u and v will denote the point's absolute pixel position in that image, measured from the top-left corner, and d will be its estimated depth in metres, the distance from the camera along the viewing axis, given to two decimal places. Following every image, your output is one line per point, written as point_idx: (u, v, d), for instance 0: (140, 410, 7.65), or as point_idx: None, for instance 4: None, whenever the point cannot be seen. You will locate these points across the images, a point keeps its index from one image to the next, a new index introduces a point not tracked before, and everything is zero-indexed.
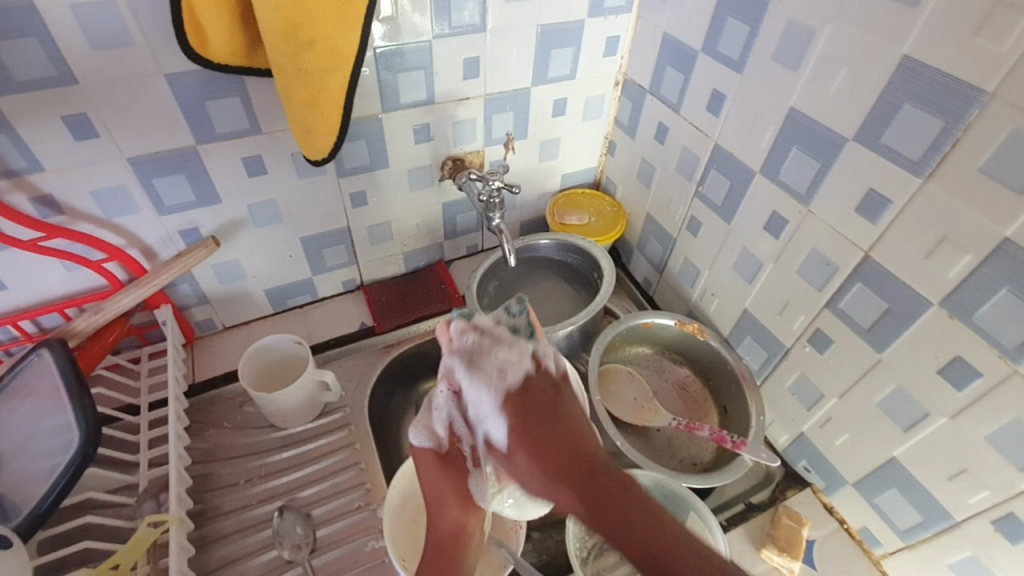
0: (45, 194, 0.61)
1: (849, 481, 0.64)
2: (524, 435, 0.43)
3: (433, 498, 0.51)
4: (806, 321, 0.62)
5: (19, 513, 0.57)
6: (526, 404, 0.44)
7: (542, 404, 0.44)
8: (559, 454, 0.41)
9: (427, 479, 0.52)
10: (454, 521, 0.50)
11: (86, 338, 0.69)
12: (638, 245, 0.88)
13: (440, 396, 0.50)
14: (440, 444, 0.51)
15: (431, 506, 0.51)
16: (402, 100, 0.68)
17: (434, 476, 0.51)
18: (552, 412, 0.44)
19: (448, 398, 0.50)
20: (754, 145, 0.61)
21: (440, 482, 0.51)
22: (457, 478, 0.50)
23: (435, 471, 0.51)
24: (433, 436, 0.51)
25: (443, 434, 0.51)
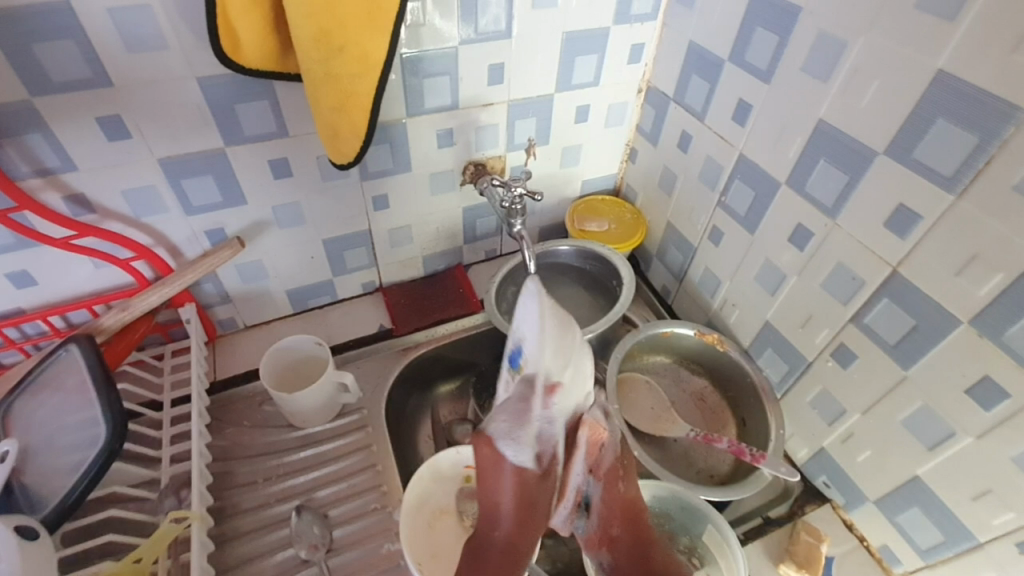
0: (77, 193, 0.62)
1: (870, 498, 0.63)
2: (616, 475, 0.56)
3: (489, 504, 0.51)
4: (829, 335, 0.61)
5: (46, 504, 0.58)
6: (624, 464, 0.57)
7: (634, 495, 0.57)
8: (627, 525, 0.56)
9: (503, 494, 0.49)
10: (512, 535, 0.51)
11: (113, 334, 0.70)
12: (657, 253, 0.87)
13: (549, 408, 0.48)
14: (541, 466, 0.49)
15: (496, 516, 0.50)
16: (426, 104, 0.69)
17: (504, 486, 0.49)
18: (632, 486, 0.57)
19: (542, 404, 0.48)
20: (780, 157, 0.61)
21: (525, 496, 0.49)
22: (527, 502, 0.49)
23: (523, 488, 0.49)
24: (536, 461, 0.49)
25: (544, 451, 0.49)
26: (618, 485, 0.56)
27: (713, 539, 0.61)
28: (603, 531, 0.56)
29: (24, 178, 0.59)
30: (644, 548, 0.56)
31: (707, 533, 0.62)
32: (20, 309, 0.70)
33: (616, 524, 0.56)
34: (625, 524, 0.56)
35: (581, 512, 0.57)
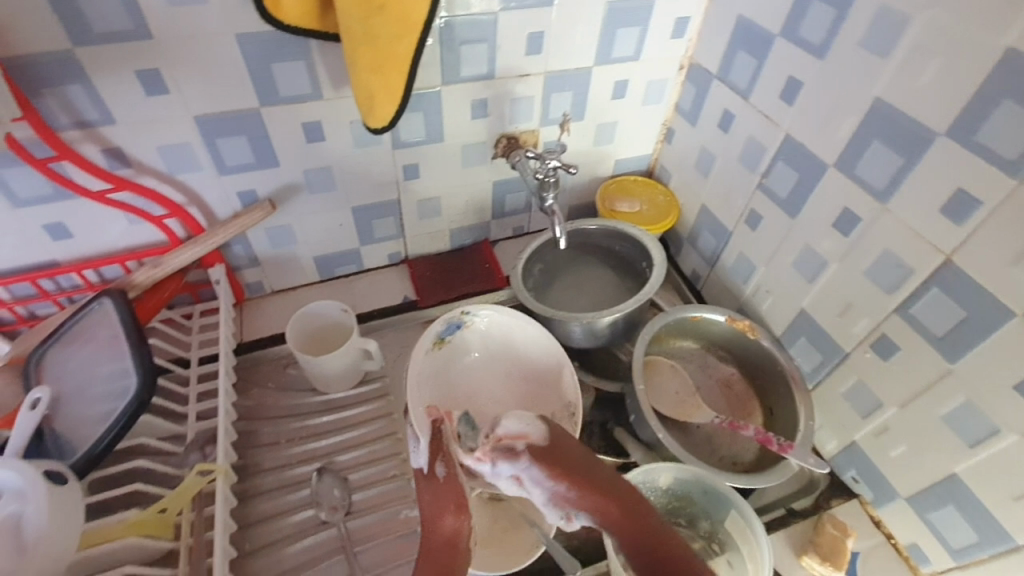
0: (115, 147, 0.62)
1: (901, 495, 0.62)
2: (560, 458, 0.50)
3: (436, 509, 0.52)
4: (869, 325, 0.59)
5: (75, 452, 0.59)
6: (561, 452, 0.51)
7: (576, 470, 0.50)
8: (619, 520, 0.48)
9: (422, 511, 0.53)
10: (453, 528, 0.51)
11: (144, 290, 0.71)
12: (689, 238, 0.85)
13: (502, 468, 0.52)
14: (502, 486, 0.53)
15: (428, 523, 0.52)
16: (462, 72, 0.68)
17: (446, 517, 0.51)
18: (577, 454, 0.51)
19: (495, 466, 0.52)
20: (829, 138, 0.58)
21: (433, 503, 0.52)
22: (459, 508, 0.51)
23: (432, 493, 0.53)
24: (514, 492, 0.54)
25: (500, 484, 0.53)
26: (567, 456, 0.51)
27: (736, 524, 0.60)
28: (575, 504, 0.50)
29: (64, 129, 0.59)
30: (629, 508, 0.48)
31: (730, 519, 0.60)
32: (55, 262, 0.71)
33: (598, 514, 0.49)
34: (612, 524, 0.48)
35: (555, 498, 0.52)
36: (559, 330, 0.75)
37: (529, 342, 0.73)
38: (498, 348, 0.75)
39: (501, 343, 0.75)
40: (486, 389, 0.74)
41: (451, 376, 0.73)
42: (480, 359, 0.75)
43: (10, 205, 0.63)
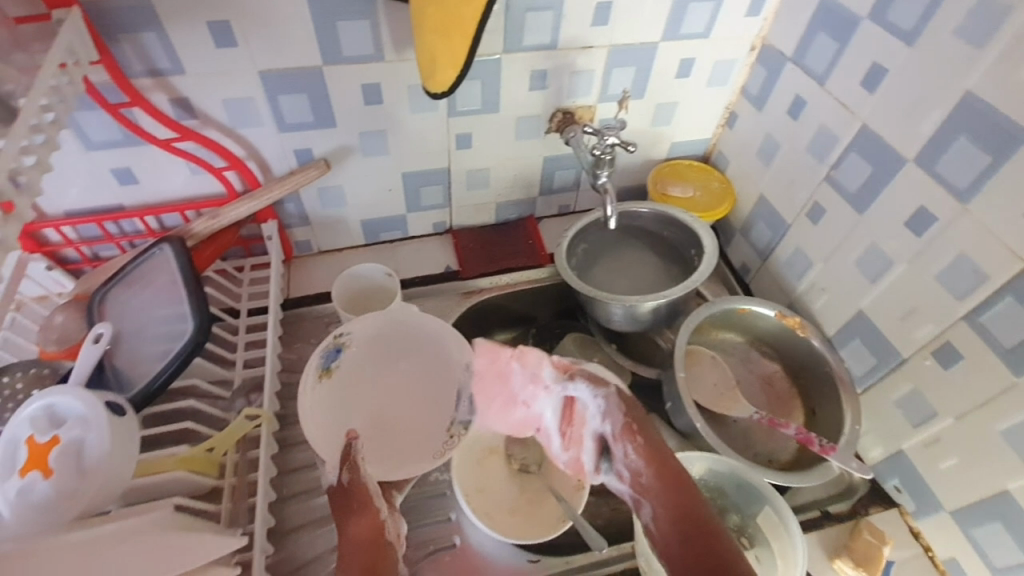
0: (183, 97, 0.64)
1: (946, 508, 0.59)
2: (632, 426, 0.54)
3: (348, 521, 0.52)
4: (933, 331, 0.56)
5: (134, 387, 0.63)
6: (637, 419, 0.54)
7: (648, 441, 0.53)
8: (660, 487, 0.50)
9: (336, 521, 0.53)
10: (363, 530, 0.51)
11: (202, 240, 0.73)
12: (742, 228, 0.82)
13: (577, 389, 0.57)
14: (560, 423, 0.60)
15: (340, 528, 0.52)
16: (525, 41, 0.66)
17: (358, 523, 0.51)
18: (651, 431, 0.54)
19: (557, 403, 0.59)
20: (911, 130, 0.55)
21: (344, 514, 0.53)
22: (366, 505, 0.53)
23: (342, 505, 0.53)
24: (564, 435, 0.59)
25: (552, 420, 0.60)
26: (634, 425, 0.54)
27: (769, 521, 0.59)
28: (625, 464, 0.53)
29: (137, 76, 0.61)
30: (675, 488, 0.49)
31: (763, 514, 0.59)
32: (121, 206, 0.74)
33: (644, 473, 0.51)
34: (652, 490, 0.50)
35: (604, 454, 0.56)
36: (600, 311, 0.74)
37: (418, 328, 0.70)
38: (370, 346, 0.70)
39: (382, 340, 0.70)
40: (402, 387, 0.70)
41: (350, 388, 0.68)
42: (375, 365, 0.70)
43: (83, 147, 0.66)
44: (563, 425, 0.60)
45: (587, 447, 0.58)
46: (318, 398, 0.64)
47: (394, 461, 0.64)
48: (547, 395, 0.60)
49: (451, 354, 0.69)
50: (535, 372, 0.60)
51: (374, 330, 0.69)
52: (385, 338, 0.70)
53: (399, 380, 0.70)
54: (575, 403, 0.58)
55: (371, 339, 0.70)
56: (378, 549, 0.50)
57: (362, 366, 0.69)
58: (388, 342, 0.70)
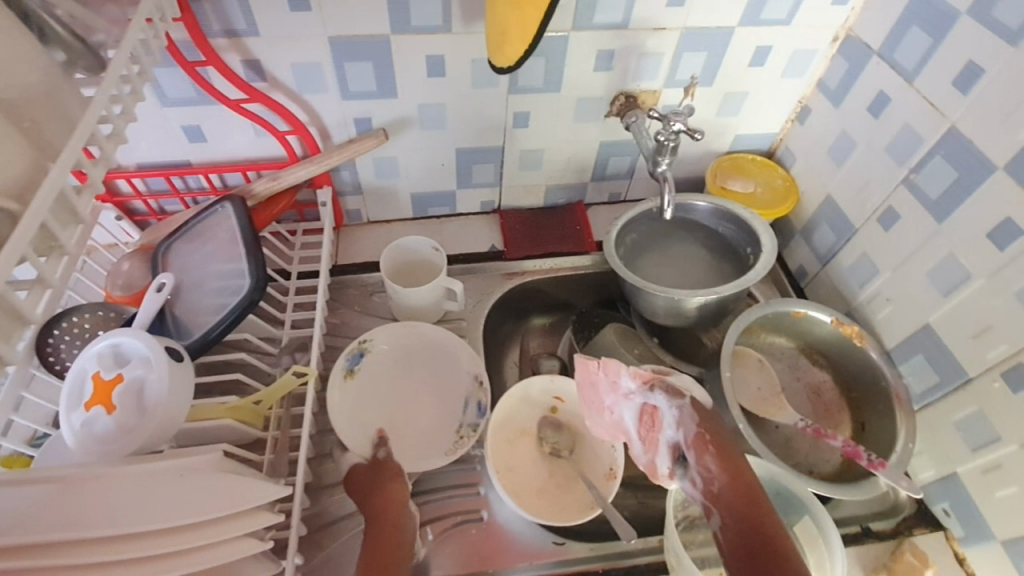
0: (254, 59, 0.66)
1: (998, 538, 0.56)
2: (711, 439, 0.56)
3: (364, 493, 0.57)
4: (1007, 352, 0.53)
5: (191, 335, 0.66)
6: (714, 434, 0.57)
7: (731, 458, 0.55)
8: (734, 499, 0.52)
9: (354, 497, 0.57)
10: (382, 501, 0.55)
11: (261, 201, 0.75)
12: (801, 230, 0.79)
13: (658, 398, 0.60)
14: (637, 427, 0.61)
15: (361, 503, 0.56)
16: (595, 19, 0.64)
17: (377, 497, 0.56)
18: (731, 449, 0.56)
19: (636, 407, 0.62)
20: (1008, 134, 0.51)
21: (364, 488, 0.57)
22: (378, 483, 0.57)
23: (364, 480, 0.58)
24: (642, 439, 0.61)
25: (629, 425, 0.62)
26: (714, 439, 0.56)
27: (805, 532, 0.57)
28: (701, 476, 0.55)
29: (214, 36, 0.63)
30: (750, 502, 0.51)
31: (799, 524, 0.58)
32: (188, 162, 0.77)
33: (719, 484, 0.53)
34: (726, 502, 0.52)
35: (680, 463, 0.58)
36: (645, 303, 0.73)
37: (434, 338, 0.71)
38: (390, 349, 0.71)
39: (399, 348, 0.71)
40: (416, 392, 0.70)
41: (368, 395, 0.67)
42: (393, 369, 0.70)
43: (159, 103, 0.69)
44: (640, 430, 0.61)
45: (662, 452, 0.59)
46: (337, 401, 0.64)
47: (408, 452, 0.65)
48: (626, 398, 0.62)
49: (460, 363, 0.70)
50: (614, 378, 0.63)
51: (387, 335, 0.70)
52: (401, 346, 0.71)
53: (414, 388, 0.70)
54: (655, 410, 0.61)
55: (389, 344, 0.70)
56: (394, 516, 0.54)
57: (380, 372, 0.69)
58: (409, 349, 0.71)
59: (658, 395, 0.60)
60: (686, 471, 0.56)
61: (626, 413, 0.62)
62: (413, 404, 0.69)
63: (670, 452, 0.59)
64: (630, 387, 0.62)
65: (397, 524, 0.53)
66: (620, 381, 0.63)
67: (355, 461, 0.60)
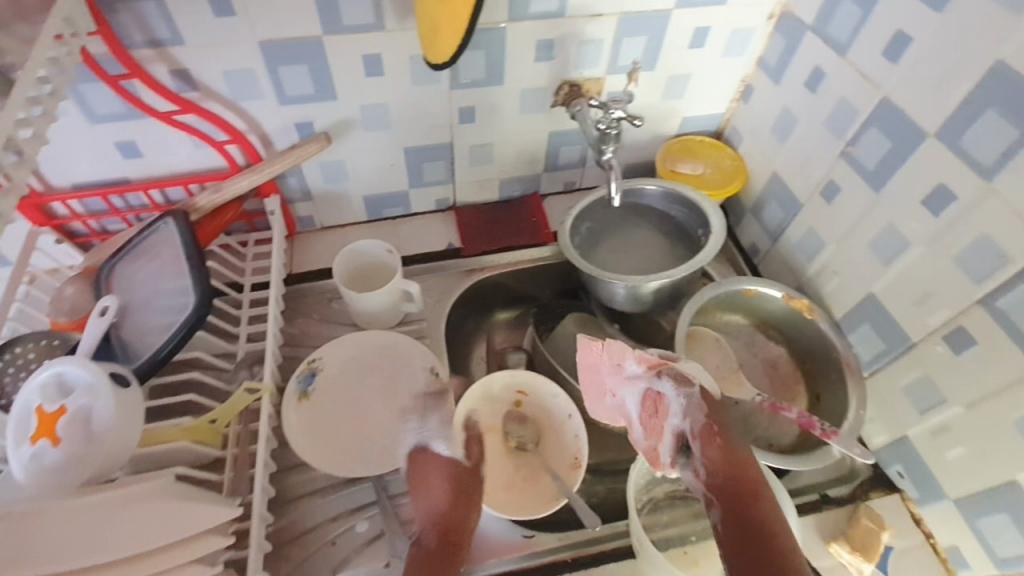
0: (183, 68, 0.63)
1: (950, 496, 0.58)
2: (716, 430, 0.55)
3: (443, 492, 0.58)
4: (947, 317, 0.54)
5: (139, 358, 0.64)
6: (720, 425, 0.56)
7: (734, 449, 0.54)
8: (735, 494, 0.51)
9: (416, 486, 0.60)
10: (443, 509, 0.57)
11: (206, 214, 0.73)
12: (752, 208, 0.80)
13: (664, 384, 0.60)
14: (641, 414, 0.61)
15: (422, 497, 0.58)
16: (531, 9, 0.64)
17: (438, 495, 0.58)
18: (733, 440, 0.55)
19: (641, 393, 0.62)
20: (935, 103, 0.52)
21: (438, 481, 0.59)
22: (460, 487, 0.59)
23: (444, 475, 0.60)
24: (644, 426, 0.61)
25: (631, 411, 0.62)
26: (718, 430, 0.55)
27: None
28: (702, 467, 0.54)
29: (137, 47, 0.60)
30: (748, 494, 0.51)
31: None
32: (126, 179, 0.74)
33: (721, 475, 0.53)
34: (727, 493, 0.51)
35: (682, 451, 0.57)
36: (603, 291, 0.73)
37: (383, 342, 0.72)
38: (341, 363, 0.71)
39: (349, 360, 0.71)
40: (373, 400, 0.70)
41: (325, 417, 0.67)
42: (346, 385, 0.70)
43: (87, 120, 0.66)
44: (643, 416, 0.61)
45: (666, 440, 0.59)
46: (296, 425, 0.65)
47: (377, 457, 0.66)
48: (631, 383, 0.63)
49: (414, 361, 0.72)
50: (619, 362, 0.64)
51: (336, 348, 0.71)
52: (351, 358, 0.71)
53: (372, 396, 0.70)
54: (660, 397, 0.60)
55: (340, 358, 0.71)
56: (455, 527, 0.55)
57: (334, 389, 0.69)
58: (358, 360, 0.71)
59: (666, 381, 0.60)
60: (689, 460, 0.56)
61: (631, 398, 0.62)
62: (373, 411, 0.69)
63: (673, 441, 0.58)
64: (636, 371, 0.63)
65: (455, 539, 0.55)
66: (626, 367, 0.64)
67: (456, 462, 0.62)
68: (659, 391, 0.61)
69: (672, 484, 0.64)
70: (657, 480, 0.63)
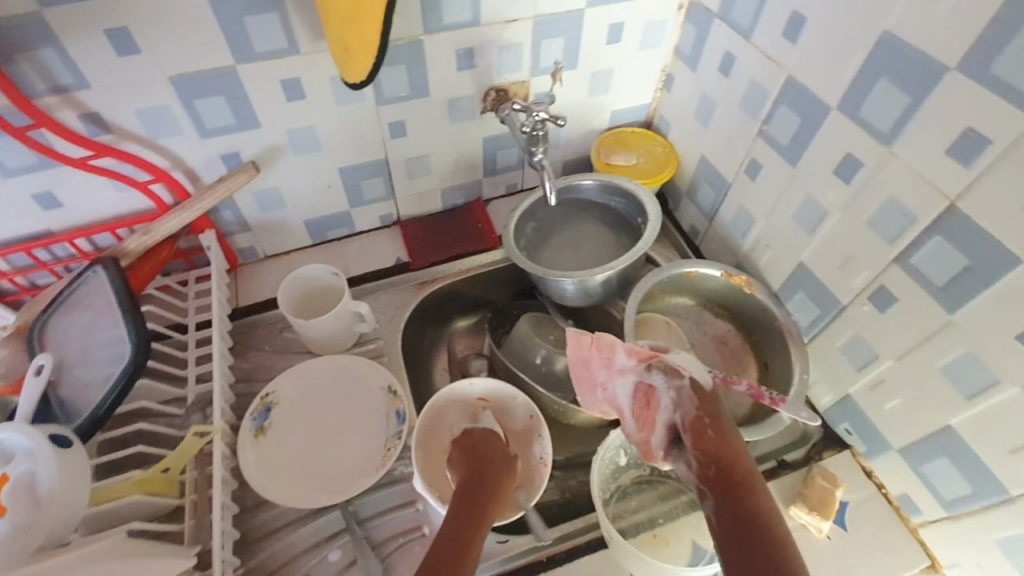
0: (92, 111, 0.61)
1: (894, 447, 0.61)
2: (707, 422, 0.54)
3: (473, 459, 0.58)
4: (869, 278, 0.57)
5: (80, 415, 0.61)
6: (711, 417, 0.55)
7: (725, 440, 0.52)
8: (726, 486, 0.48)
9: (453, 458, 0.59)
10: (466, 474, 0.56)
11: (137, 258, 0.71)
12: (687, 191, 0.82)
13: (655, 378, 0.60)
14: (632, 406, 0.61)
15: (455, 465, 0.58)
16: (445, 20, 0.64)
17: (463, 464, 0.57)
18: (724, 434, 0.53)
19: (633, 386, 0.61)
20: (833, 77, 0.55)
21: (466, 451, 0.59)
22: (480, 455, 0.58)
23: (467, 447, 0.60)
24: (637, 419, 0.60)
25: (624, 402, 0.62)
26: (711, 421, 0.54)
27: None
28: (693, 460, 0.52)
29: (40, 95, 0.58)
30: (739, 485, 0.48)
31: None
32: (49, 231, 0.71)
33: (713, 466, 0.50)
34: (720, 484, 0.49)
35: (675, 443, 0.56)
36: (552, 289, 0.74)
37: (337, 367, 0.72)
38: (295, 394, 0.70)
39: (304, 389, 0.70)
40: (332, 427, 0.69)
41: (283, 450, 0.66)
42: (302, 414, 0.69)
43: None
44: (636, 409, 0.61)
45: (658, 433, 0.58)
46: (253, 463, 0.64)
47: (340, 484, 0.65)
48: (622, 377, 0.63)
49: (370, 381, 0.71)
50: (610, 355, 0.64)
51: (289, 379, 0.70)
52: (305, 387, 0.71)
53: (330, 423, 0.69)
54: (653, 390, 0.60)
55: (295, 388, 0.70)
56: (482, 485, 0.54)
57: (291, 420, 0.69)
58: (314, 388, 0.71)
59: (657, 375, 0.60)
60: (681, 453, 0.55)
61: (624, 391, 0.62)
62: (333, 437, 0.68)
63: (666, 434, 0.57)
64: (627, 364, 0.62)
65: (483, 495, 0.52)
66: (619, 360, 0.63)
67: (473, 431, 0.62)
68: (651, 384, 0.60)
69: (637, 470, 0.67)
70: (623, 469, 0.66)
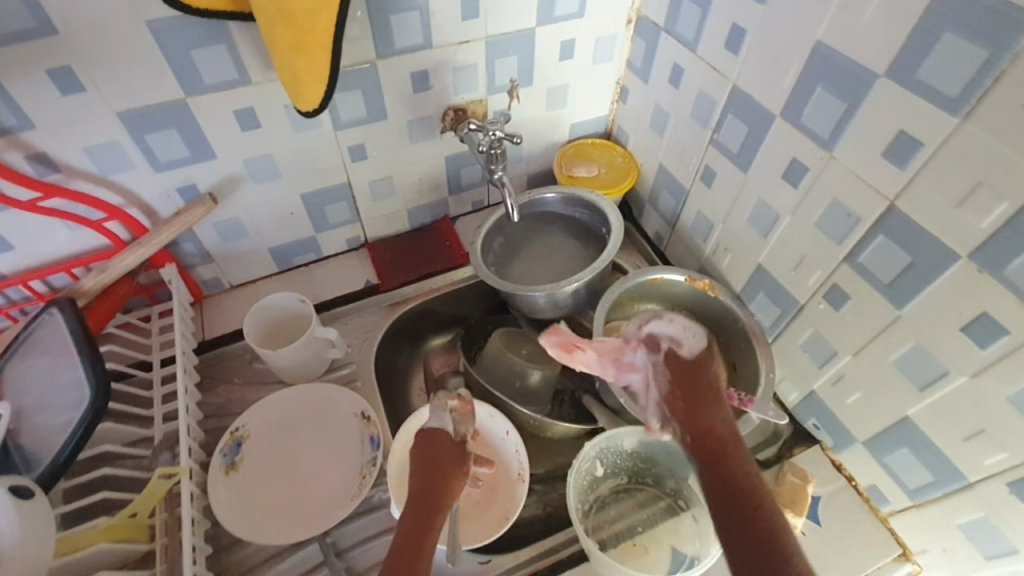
0: (39, 151, 0.60)
1: (859, 440, 0.63)
2: (688, 394, 0.54)
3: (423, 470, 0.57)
4: (822, 277, 0.59)
5: (40, 465, 0.59)
6: (693, 388, 0.55)
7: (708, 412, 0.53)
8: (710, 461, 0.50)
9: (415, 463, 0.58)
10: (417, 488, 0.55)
11: (95, 297, 0.70)
12: (649, 198, 0.83)
13: (636, 355, 0.60)
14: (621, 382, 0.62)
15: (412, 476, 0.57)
16: (396, 44, 0.64)
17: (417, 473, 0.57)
18: (705, 404, 0.54)
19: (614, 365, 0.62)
20: (775, 86, 0.56)
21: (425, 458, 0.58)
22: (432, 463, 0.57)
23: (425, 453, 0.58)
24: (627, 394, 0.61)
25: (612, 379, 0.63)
26: (693, 393, 0.54)
27: None
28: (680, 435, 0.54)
29: None
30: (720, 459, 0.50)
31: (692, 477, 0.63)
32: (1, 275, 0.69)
33: (695, 441, 0.52)
34: (704, 457, 0.50)
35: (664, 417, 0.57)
36: (522, 302, 0.75)
37: (309, 395, 0.71)
38: (266, 426, 0.69)
39: (275, 420, 0.70)
40: (306, 458, 0.68)
41: (255, 485, 0.65)
42: (275, 445, 0.68)
43: None
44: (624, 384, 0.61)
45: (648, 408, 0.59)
46: (223, 501, 0.62)
47: (315, 516, 0.64)
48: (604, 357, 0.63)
49: (343, 408, 0.71)
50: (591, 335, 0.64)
51: (259, 412, 0.69)
52: (276, 418, 0.70)
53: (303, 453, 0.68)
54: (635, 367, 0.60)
55: (265, 420, 0.69)
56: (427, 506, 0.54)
57: (263, 453, 0.68)
58: (285, 418, 0.70)
59: (637, 351, 0.60)
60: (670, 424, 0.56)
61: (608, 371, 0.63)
62: (307, 469, 0.67)
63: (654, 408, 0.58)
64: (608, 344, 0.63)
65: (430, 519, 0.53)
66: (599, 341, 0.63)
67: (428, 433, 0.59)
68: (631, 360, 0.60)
69: (615, 479, 0.67)
70: (600, 478, 0.66)
